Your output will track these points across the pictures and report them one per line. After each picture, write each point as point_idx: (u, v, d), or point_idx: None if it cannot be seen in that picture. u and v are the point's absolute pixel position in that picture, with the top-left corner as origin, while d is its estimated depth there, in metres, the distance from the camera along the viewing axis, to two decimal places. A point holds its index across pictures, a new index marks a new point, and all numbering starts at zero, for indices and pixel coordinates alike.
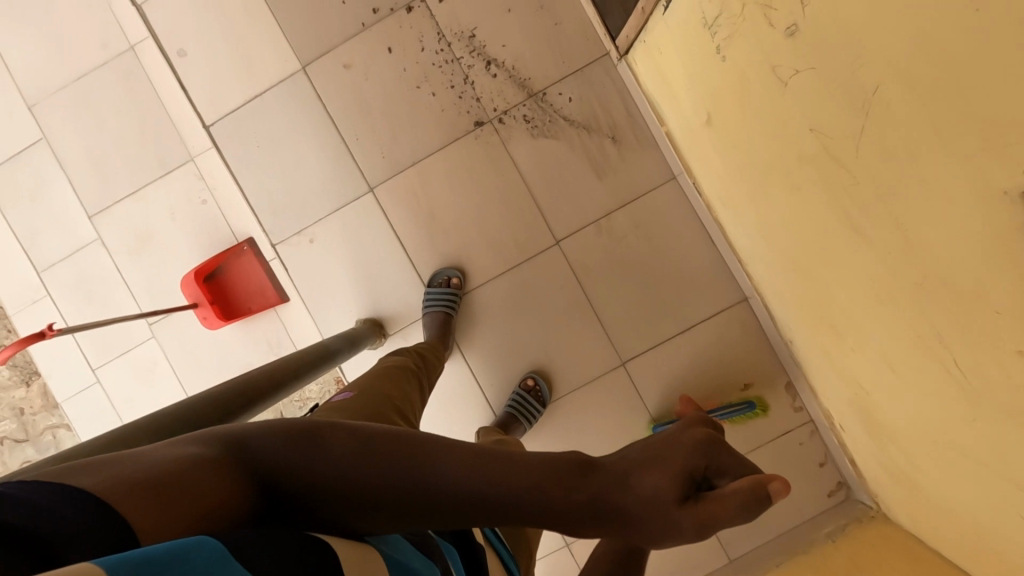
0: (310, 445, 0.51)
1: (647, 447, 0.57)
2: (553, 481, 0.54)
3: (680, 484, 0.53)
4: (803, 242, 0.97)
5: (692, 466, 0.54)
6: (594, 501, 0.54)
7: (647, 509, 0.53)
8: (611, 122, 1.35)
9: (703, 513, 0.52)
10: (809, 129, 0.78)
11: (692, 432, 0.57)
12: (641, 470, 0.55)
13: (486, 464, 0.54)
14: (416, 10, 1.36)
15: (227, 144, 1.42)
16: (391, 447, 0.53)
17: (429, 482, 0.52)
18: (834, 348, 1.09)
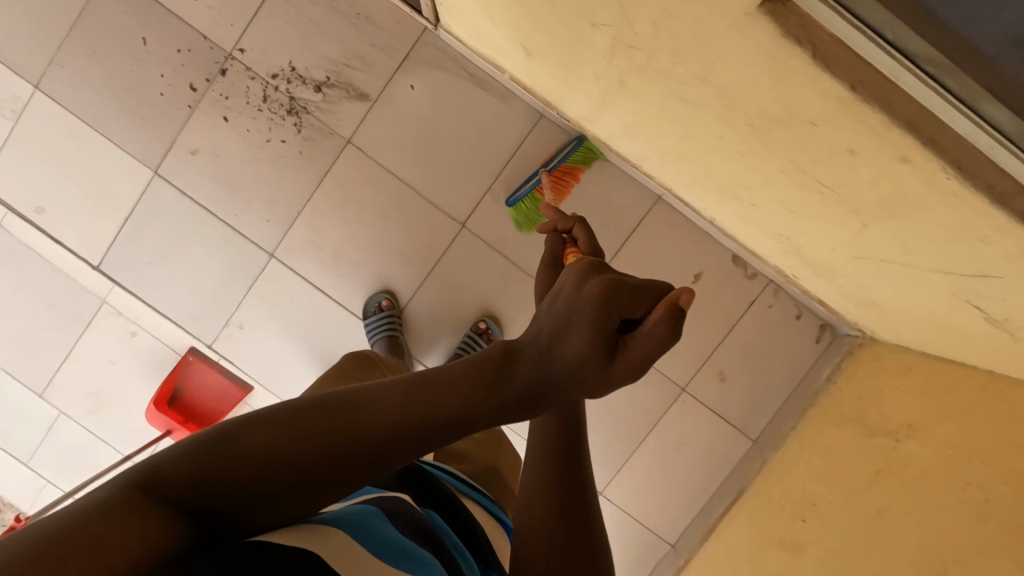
0: (227, 445, 0.42)
1: (553, 309, 0.45)
2: (471, 388, 0.44)
3: (598, 330, 0.42)
4: (659, 128, 0.96)
5: (602, 316, 0.42)
6: (533, 380, 0.44)
7: (576, 376, 0.43)
8: (460, 90, 1.33)
9: (632, 358, 0.41)
10: (593, 25, 0.77)
11: (583, 276, 0.45)
12: (558, 340, 0.43)
13: (391, 398, 0.44)
14: (232, 69, 1.33)
15: (122, 275, 1.40)
16: (318, 415, 0.43)
17: (330, 446, 0.43)
18: (743, 208, 1.07)
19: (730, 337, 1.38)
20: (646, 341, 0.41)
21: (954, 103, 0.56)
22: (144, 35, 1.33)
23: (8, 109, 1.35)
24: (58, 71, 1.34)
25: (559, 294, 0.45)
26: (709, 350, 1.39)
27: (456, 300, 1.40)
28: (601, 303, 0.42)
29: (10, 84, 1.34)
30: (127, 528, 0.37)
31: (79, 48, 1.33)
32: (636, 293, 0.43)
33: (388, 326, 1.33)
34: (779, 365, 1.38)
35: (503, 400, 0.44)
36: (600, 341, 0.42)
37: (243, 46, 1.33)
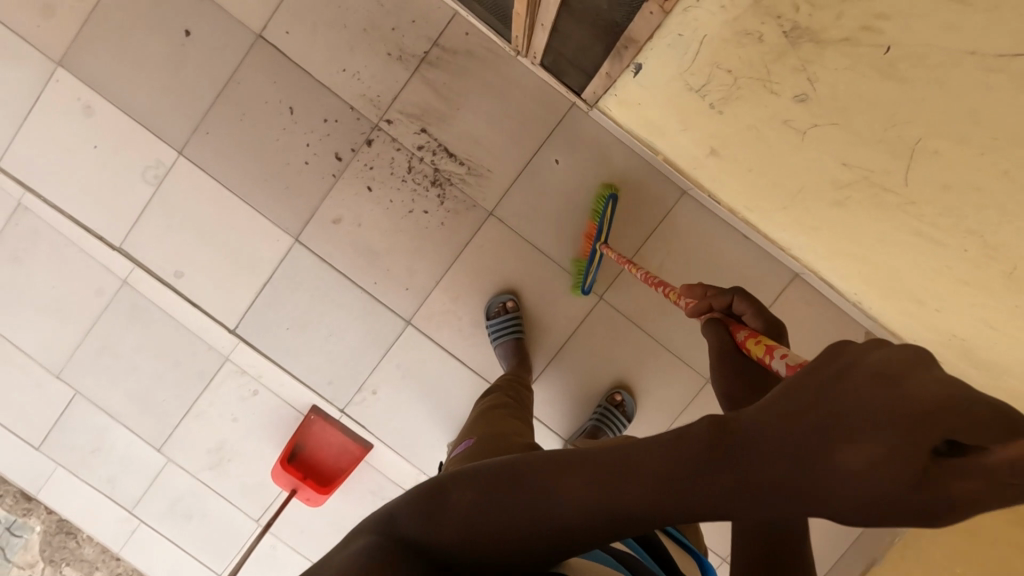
0: (433, 507, 0.48)
1: (814, 392, 0.35)
2: (685, 464, 0.39)
3: (844, 431, 0.33)
4: (852, 237, 0.97)
5: (889, 425, 0.30)
6: (754, 486, 0.37)
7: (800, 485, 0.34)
8: (605, 166, 1.34)
9: (937, 491, 0.29)
10: (841, 163, 0.77)
11: (880, 362, 0.33)
12: (787, 419, 0.36)
13: (607, 474, 0.42)
14: (378, 140, 1.34)
15: (259, 339, 1.41)
16: (496, 478, 0.47)
17: (544, 508, 0.44)
18: (914, 308, 1.09)
19: None
20: (968, 484, 0.29)
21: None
22: (291, 105, 1.33)
23: (151, 174, 1.35)
24: (203, 138, 1.34)
25: (832, 371, 0.35)
26: None
27: (590, 370, 1.41)
28: (918, 417, 0.29)
29: (154, 150, 1.34)
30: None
31: (225, 116, 1.33)
32: (969, 414, 0.28)
33: (515, 329, 1.33)
34: None
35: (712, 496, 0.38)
36: (894, 456, 0.30)
37: (390, 117, 1.33)
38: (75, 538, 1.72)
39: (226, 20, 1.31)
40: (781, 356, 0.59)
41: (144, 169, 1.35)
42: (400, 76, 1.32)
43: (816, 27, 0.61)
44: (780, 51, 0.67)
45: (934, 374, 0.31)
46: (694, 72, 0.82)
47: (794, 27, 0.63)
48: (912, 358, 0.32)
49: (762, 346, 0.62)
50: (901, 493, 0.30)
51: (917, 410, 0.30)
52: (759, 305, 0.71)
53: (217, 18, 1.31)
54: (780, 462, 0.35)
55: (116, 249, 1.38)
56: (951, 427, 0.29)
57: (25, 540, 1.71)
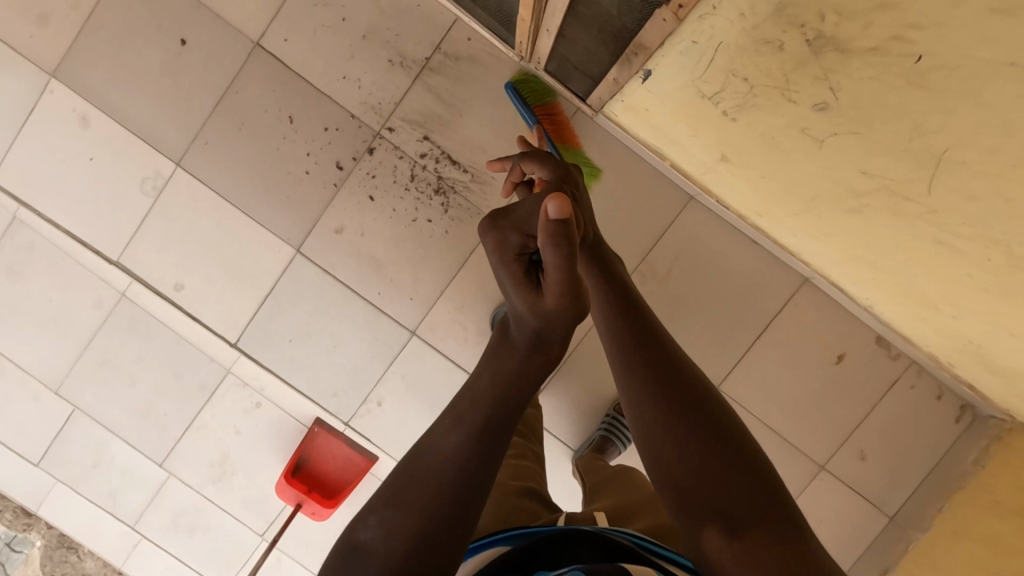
0: (353, 552, 0.51)
1: (498, 272, 0.60)
2: (499, 380, 0.57)
3: (526, 284, 0.57)
4: (868, 243, 0.95)
5: (513, 269, 0.58)
6: (528, 361, 0.58)
7: (546, 326, 0.57)
8: (611, 172, 1.32)
9: (551, 286, 0.54)
10: (862, 171, 0.75)
11: (497, 242, 0.59)
12: (512, 308, 0.59)
13: (455, 412, 0.57)
14: (380, 148, 1.32)
15: (261, 352, 1.38)
16: (395, 489, 0.55)
17: (437, 466, 0.54)
18: (930, 314, 1.07)
19: (872, 417, 1.39)
20: (551, 269, 0.53)
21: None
22: (291, 113, 1.31)
23: (149, 186, 1.33)
24: (201, 149, 1.31)
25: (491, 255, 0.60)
26: (850, 429, 1.39)
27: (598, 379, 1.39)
28: (514, 258, 0.58)
29: (152, 162, 1.32)
30: None
31: (224, 126, 1.31)
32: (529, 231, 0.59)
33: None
34: (919, 443, 1.39)
35: (515, 373, 0.58)
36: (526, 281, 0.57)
37: (392, 124, 1.31)
38: (76, 553, 1.69)
39: (224, 28, 1.29)
40: None
41: (143, 180, 1.33)
42: (401, 82, 1.30)
43: (842, 35, 0.59)
44: (801, 60, 0.65)
45: (510, 227, 0.59)
46: (708, 80, 0.80)
47: (818, 35, 0.61)
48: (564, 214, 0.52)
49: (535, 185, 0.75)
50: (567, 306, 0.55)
51: (500, 238, 0.59)
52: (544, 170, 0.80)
53: (214, 27, 1.28)
54: (527, 351, 0.58)
55: (114, 262, 1.36)
56: (543, 245, 0.53)
57: (26, 555, 1.69)
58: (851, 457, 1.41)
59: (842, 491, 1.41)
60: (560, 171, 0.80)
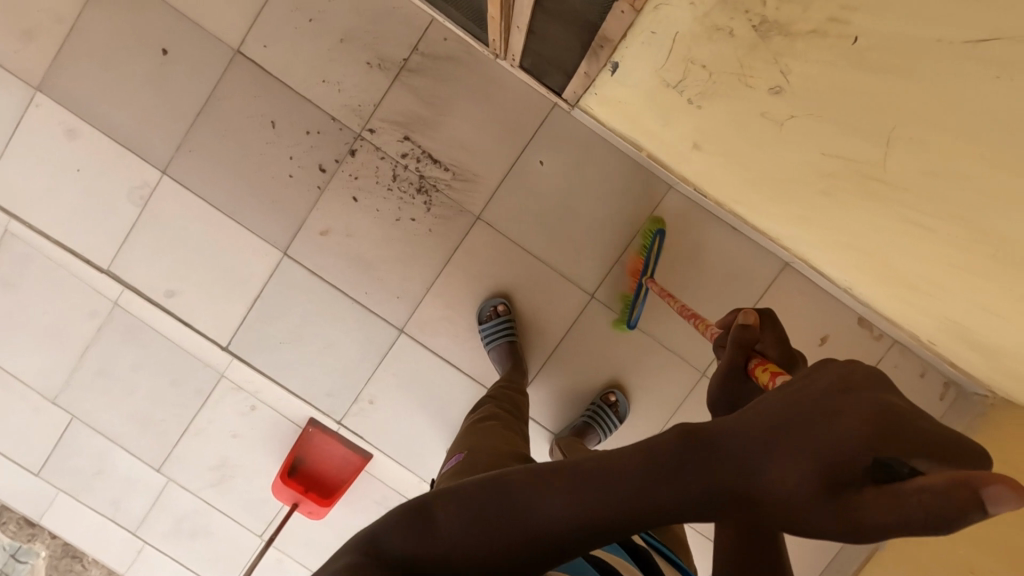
0: (423, 528, 0.48)
1: (778, 397, 0.43)
2: (654, 475, 0.45)
3: (819, 469, 0.38)
4: (840, 224, 0.97)
5: (831, 442, 0.38)
6: (715, 491, 0.43)
7: (779, 500, 0.40)
8: (590, 164, 1.34)
9: (866, 514, 0.36)
10: (822, 153, 0.77)
11: (842, 379, 0.40)
12: (773, 455, 0.40)
13: (584, 485, 0.46)
14: (362, 150, 1.34)
15: (252, 355, 1.40)
16: (490, 503, 0.48)
17: (524, 513, 0.46)
18: (904, 292, 1.09)
19: None
20: (898, 506, 0.34)
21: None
22: (274, 118, 1.33)
23: (137, 195, 1.35)
24: (187, 156, 1.34)
25: (812, 382, 0.42)
26: None
27: (586, 370, 1.41)
28: (853, 422, 0.37)
29: (139, 171, 1.34)
30: None
31: (208, 133, 1.33)
32: (919, 443, 0.35)
33: (507, 333, 1.33)
34: None
35: (680, 499, 0.44)
36: (832, 467, 0.37)
37: (373, 126, 1.33)
38: (80, 562, 1.72)
39: (205, 37, 1.31)
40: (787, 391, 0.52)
41: (131, 190, 1.35)
42: (381, 85, 1.32)
43: (784, 20, 0.61)
44: (751, 45, 0.67)
45: (882, 392, 0.38)
46: (670, 69, 0.82)
47: (763, 20, 0.63)
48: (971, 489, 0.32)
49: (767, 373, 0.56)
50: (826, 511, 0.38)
51: (848, 385, 0.39)
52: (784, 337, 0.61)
53: (195, 36, 1.31)
54: (732, 468, 0.42)
55: (105, 271, 1.38)
56: (922, 479, 0.33)
57: (31, 565, 1.70)
58: None
59: None
60: (791, 354, 0.60)
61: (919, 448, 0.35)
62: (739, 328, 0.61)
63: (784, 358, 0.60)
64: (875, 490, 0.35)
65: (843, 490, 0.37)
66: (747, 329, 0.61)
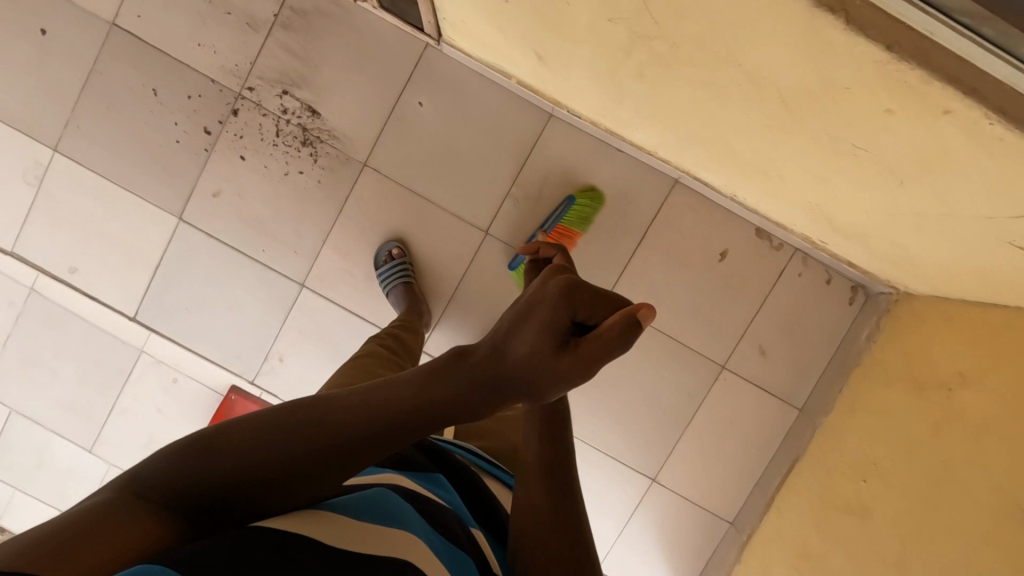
0: (210, 445, 0.51)
1: (524, 309, 0.53)
2: (430, 385, 0.53)
3: (551, 344, 0.50)
4: (676, 111, 0.96)
5: (554, 317, 0.51)
6: (478, 386, 0.53)
7: (540, 380, 0.51)
8: (468, 100, 1.34)
9: (582, 356, 0.49)
10: (609, 19, 0.77)
11: (557, 283, 0.52)
12: (519, 344, 0.51)
13: (376, 400, 0.53)
14: (243, 108, 1.36)
15: (161, 324, 1.42)
16: (283, 419, 0.52)
17: (322, 433, 0.52)
18: (765, 181, 1.08)
19: (764, 310, 1.39)
20: (599, 342, 0.49)
21: (968, 37, 0.55)
22: (155, 87, 1.35)
23: (32, 176, 1.38)
24: (75, 132, 1.36)
25: (534, 298, 0.53)
26: (744, 325, 1.40)
27: (489, 307, 1.41)
28: (563, 306, 0.51)
29: (31, 151, 1.37)
30: (128, 528, 0.44)
31: (93, 108, 1.36)
32: (597, 293, 0.52)
33: (403, 274, 1.33)
34: (815, 330, 1.39)
35: (462, 399, 0.53)
36: (556, 332, 0.50)
37: (252, 84, 1.35)
38: None
39: (78, 12, 1.33)
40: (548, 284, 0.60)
41: (25, 170, 1.38)
42: (254, 43, 1.34)
43: None
44: None
45: (575, 281, 0.52)
46: None
47: None
48: (624, 319, 0.49)
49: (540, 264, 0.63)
50: (558, 364, 0.50)
51: (564, 286, 0.51)
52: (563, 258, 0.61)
53: (69, 12, 1.33)
54: (494, 375, 0.52)
55: (10, 254, 1.41)
56: (604, 326, 0.50)
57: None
58: (751, 354, 1.41)
59: (747, 388, 1.41)
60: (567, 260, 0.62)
61: (591, 307, 0.51)
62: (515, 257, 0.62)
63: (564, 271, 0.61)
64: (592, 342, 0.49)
65: (570, 346, 0.50)
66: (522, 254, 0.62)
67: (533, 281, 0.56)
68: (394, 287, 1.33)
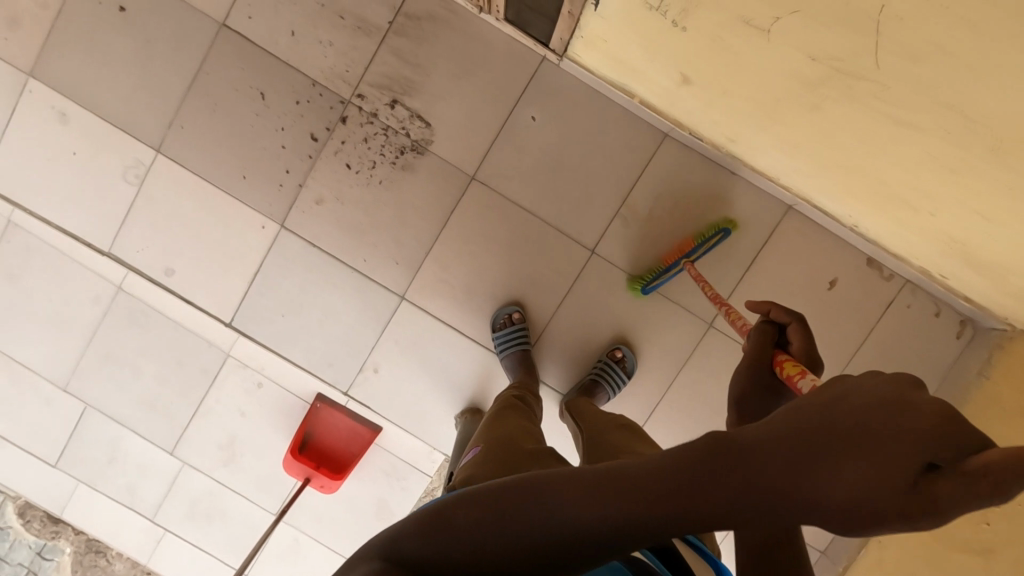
0: (438, 527, 0.52)
1: (816, 397, 0.43)
2: (686, 487, 0.45)
3: (886, 471, 0.36)
4: (838, 149, 0.94)
5: (906, 443, 0.36)
6: (748, 497, 0.42)
7: (845, 510, 0.38)
8: (583, 116, 1.32)
9: (934, 501, 0.35)
10: (811, 59, 0.76)
11: (894, 390, 0.39)
12: (834, 468, 0.38)
13: (620, 484, 0.48)
14: (351, 116, 1.33)
15: (256, 329, 1.41)
16: (508, 505, 0.51)
17: (551, 518, 0.49)
18: (906, 218, 1.05)
19: (870, 340, 1.37)
20: (960, 484, 0.35)
21: None
22: (262, 90, 1.32)
23: (132, 175, 1.36)
24: (178, 133, 1.34)
25: (847, 393, 0.41)
26: (848, 354, 1.38)
27: (590, 326, 1.40)
28: (912, 428, 0.36)
29: (133, 151, 1.35)
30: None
31: (198, 109, 1.33)
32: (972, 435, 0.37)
33: (520, 341, 1.33)
34: (920, 362, 1.37)
35: (721, 505, 0.43)
36: (901, 461, 0.36)
37: (362, 91, 1.32)
38: (104, 557, 1.70)
39: (187, 11, 1.31)
40: (811, 378, 0.61)
41: (125, 170, 1.35)
42: (366, 48, 1.31)
43: None
44: None
45: (943, 407, 0.37)
46: None
47: None
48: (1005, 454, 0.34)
49: (794, 370, 0.64)
50: (895, 498, 0.36)
51: (915, 397, 0.38)
52: (809, 333, 0.71)
53: (179, 12, 1.31)
54: (773, 471, 0.41)
55: (107, 253, 1.39)
56: (981, 461, 0.34)
57: (57, 561, 1.69)
58: None
59: None
60: (813, 356, 0.69)
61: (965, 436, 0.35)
62: (761, 331, 0.73)
63: (807, 354, 0.70)
64: (945, 478, 0.35)
65: (916, 478, 0.36)
66: (769, 332, 0.73)
67: (854, 376, 0.43)
68: (507, 353, 1.33)
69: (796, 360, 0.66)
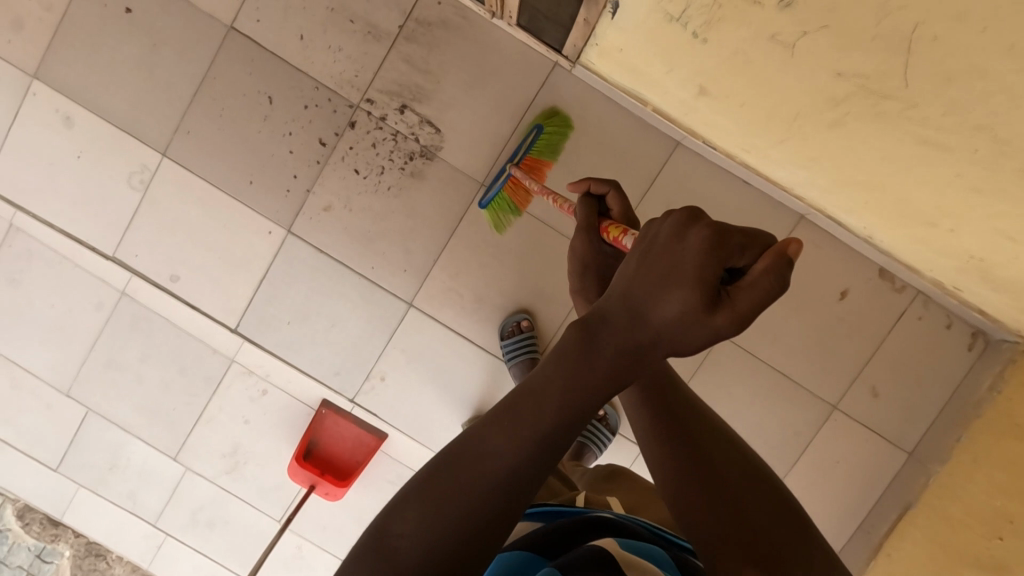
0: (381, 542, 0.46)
1: (645, 262, 0.54)
2: (577, 382, 0.51)
3: (706, 293, 0.50)
4: (859, 164, 0.92)
5: (703, 265, 0.50)
6: (621, 358, 0.52)
7: (690, 331, 0.51)
8: (594, 124, 1.30)
9: (739, 303, 0.50)
10: (837, 75, 0.76)
11: (680, 228, 0.53)
12: (660, 302, 0.51)
13: (529, 403, 0.50)
14: (360, 122, 1.31)
15: (262, 336, 1.39)
16: (438, 473, 0.48)
17: (490, 470, 0.48)
18: (924, 233, 1.04)
19: (881, 351, 1.36)
20: (757, 284, 0.50)
21: None
22: (270, 94, 1.31)
23: (137, 179, 1.34)
24: (184, 138, 1.32)
25: (653, 246, 0.54)
26: (859, 365, 1.37)
27: None
28: (710, 254, 0.50)
29: (139, 156, 1.33)
30: None
31: (205, 113, 1.31)
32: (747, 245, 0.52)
33: (528, 350, 1.32)
34: (931, 374, 1.36)
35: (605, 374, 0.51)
36: (708, 280, 0.50)
37: (371, 96, 1.31)
38: (104, 560, 1.68)
39: (195, 13, 1.29)
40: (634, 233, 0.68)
41: (130, 174, 1.34)
42: (376, 54, 1.30)
43: None
44: None
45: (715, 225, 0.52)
46: None
47: None
48: (778, 253, 0.50)
49: (617, 231, 0.71)
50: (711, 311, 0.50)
51: (698, 229, 0.52)
52: (623, 197, 0.76)
53: (186, 15, 1.29)
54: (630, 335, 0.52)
55: (111, 258, 1.37)
56: (760, 267, 0.50)
57: (56, 564, 1.68)
58: (863, 395, 1.38)
59: (856, 429, 1.39)
60: (632, 217, 0.77)
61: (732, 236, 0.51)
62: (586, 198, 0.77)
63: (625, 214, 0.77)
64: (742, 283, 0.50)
65: (719, 291, 0.50)
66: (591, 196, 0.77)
67: (656, 226, 0.55)
68: (516, 362, 1.32)
69: (619, 224, 0.73)
